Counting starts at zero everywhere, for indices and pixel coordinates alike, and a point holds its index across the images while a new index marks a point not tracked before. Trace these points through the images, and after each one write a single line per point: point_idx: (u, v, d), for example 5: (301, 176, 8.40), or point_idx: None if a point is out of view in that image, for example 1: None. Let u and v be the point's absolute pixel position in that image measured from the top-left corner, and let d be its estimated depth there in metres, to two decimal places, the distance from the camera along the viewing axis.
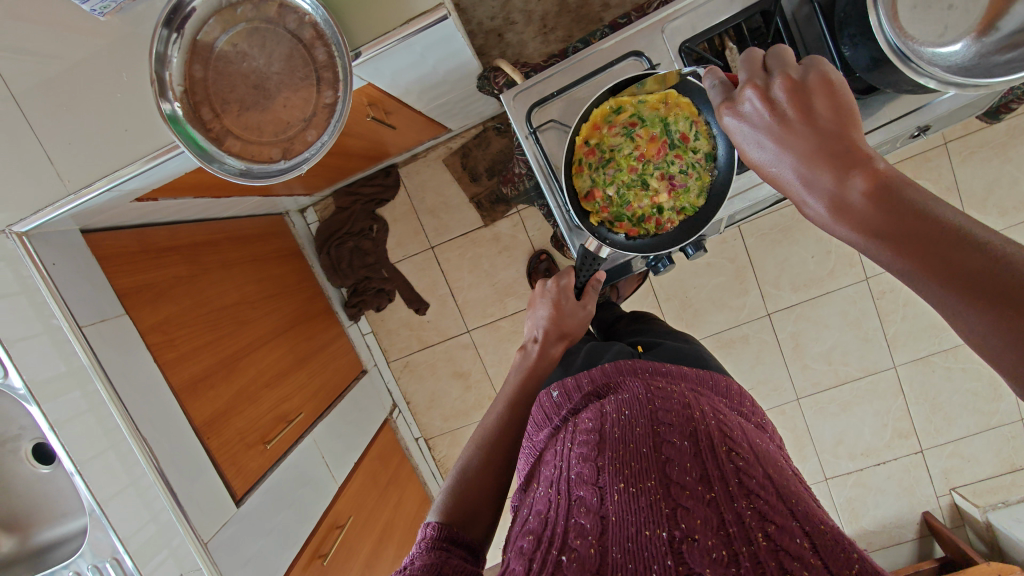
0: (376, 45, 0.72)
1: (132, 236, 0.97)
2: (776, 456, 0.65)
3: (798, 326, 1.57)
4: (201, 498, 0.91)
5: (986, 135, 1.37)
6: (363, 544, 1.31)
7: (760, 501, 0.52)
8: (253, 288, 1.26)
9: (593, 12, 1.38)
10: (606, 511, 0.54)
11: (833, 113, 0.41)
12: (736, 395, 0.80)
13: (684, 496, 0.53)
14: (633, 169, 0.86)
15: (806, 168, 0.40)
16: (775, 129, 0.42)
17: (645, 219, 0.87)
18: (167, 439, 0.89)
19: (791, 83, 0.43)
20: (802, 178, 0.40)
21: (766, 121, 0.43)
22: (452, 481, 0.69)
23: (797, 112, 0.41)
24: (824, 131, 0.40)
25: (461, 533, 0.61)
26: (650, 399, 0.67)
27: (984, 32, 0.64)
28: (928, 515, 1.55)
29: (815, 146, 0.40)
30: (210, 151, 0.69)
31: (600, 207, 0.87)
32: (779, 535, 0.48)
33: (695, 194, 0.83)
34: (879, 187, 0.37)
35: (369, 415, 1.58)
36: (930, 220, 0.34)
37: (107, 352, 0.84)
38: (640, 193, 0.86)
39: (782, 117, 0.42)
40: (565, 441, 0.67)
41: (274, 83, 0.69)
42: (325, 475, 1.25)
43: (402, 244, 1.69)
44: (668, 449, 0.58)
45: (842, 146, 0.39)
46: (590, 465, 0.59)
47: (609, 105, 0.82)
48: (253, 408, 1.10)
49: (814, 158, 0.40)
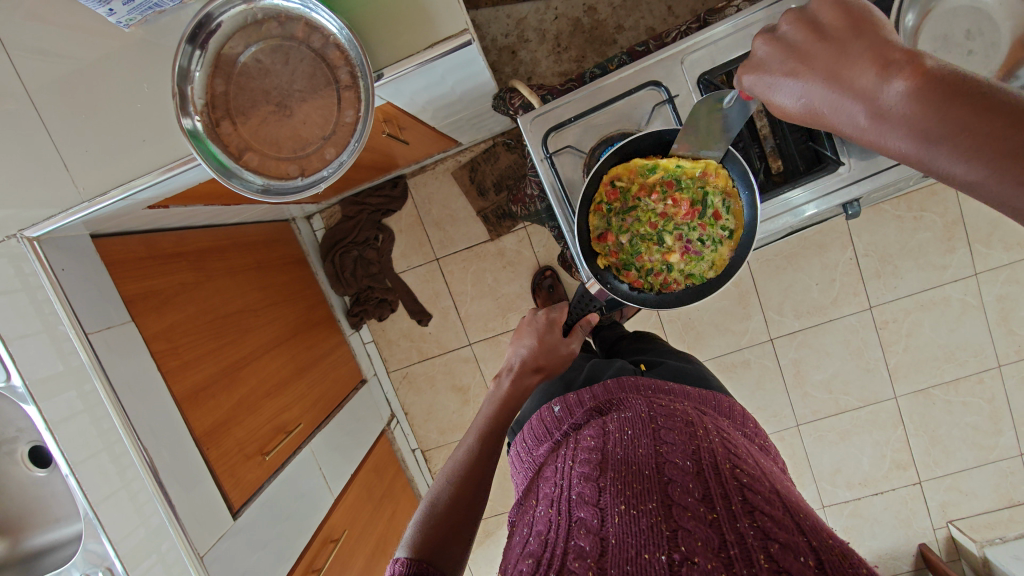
0: (398, 67, 0.73)
1: (141, 241, 0.96)
2: (781, 476, 0.64)
3: (800, 352, 1.57)
4: (197, 508, 0.90)
5: None
6: (356, 558, 1.29)
7: (765, 519, 0.50)
8: (256, 295, 1.25)
9: (607, 34, 1.39)
10: (606, 532, 0.53)
11: (845, 29, 0.47)
12: (739, 415, 0.79)
13: (685, 518, 0.52)
14: (652, 224, 0.84)
15: (839, 84, 0.46)
16: (795, 71, 0.50)
17: (653, 273, 0.86)
18: (165, 447, 0.88)
19: (804, 23, 0.50)
20: (840, 94, 0.46)
21: (788, 62, 0.51)
22: (420, 515, 0.68)
23: (815, 46, 0.49)
24: (844, 49, 0.46)
25: (432, 567, 0.59)
26: (653, 418, 0.67)
27: (1003, 79, 0.65)
28: (924, 547, 1.55)
29: (839, 68, 0.46)
30: (229, 166, 0.69)
31: (609, 250, 0.86)
32: (782, 555, 0.46)
33: (706, 265, 0.84)
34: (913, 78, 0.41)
35: (366, 426, 1.56)
36: (981, 102, 0.37)
37: (110, 358, 0.84)
38: (652, 247, 0.86)
39: (801, 55, 0.50)
40: (566, 458, 0.67)
41: (296, 100, 0.69)
42: (322, 487, 1.24)
43: (406, 255, 1.69)
44: (670, 470, 0.58)
45: (871, 50, 0.44)
46: (591, 486, 0.59)
47: (649, 163, 0.78)
48: (253, 418, 1.09)
49: (840, 80, 0.46)
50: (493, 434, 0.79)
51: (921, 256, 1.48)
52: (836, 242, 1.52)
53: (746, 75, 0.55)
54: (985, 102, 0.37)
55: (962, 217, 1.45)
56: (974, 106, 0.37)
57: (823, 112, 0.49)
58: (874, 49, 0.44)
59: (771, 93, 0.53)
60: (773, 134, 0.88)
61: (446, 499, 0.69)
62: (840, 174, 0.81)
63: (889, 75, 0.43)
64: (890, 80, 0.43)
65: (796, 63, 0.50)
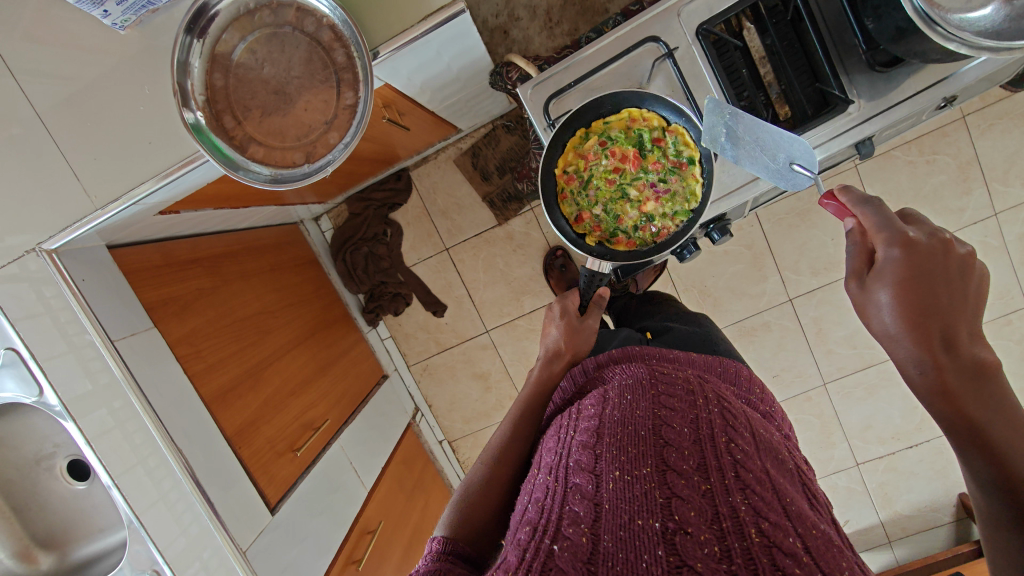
0: (393, 44, 0.72)
1: (156, 250, 0.97)
2: (782, 446, 0.62)
3: (821, 310, 1.55)
4: (237, 508, 0.91)
5: (1005, 106, 1.38)
6: (394, 549, 1.30)
7: (757, 496, 0.50)
8: (271, 297, 1.25)
9: (598, 4, 1.37)
10: (600, 498, 0.52)
11: (961, 289, 0.49)
12: (746, 381, 0.77)
13: (680, 485, 0.51)
14: (612, 182, 0.89)
15: (941, 338, 0.48)
16: (908, 281, 0.49)
17: (639, 228, 0.91)
18: (200, 449, 0.89)
19: (938, 252, 0.49)
20: (941, 344, 0.48)
21: (920, 275, 0.49)
22: (458, 494, 0.69)
23: (945, 285, 0.49)
24: (952, 306, 0.48)
25: (465, 547, 0.62)
26: (655, 384, 0.64)
27: None
28: (964, 497, 1.52)
29: (956, 318, 0.48)
30: (234, 158, 0.69)
31: (592, 227, 0.92)
32: (773, 533, 0.46)
33: (682, 196, 0.87)
34: (977, 375, 0.47)
35: (392, 420, 1.57)
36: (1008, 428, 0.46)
37: (139, 365, 0.85)
38: (626, 205, 0.90)
39: (935, 282, 0.49)
40: (567, 428, 0.64)
41: (295, 87, 0.69)
42: (355, 481, 1.25)
43: (416, 247, 1.69)
44: (667, 434, 0.56)
45: (966, 325, 0.48)
46: (588, 453, 0.56)
47: (580, 133, 0.86)
48: (280, 416, 1.10)
49: (929, 329, 0.48)
50: (527, 419, 0.77)
51: (939, 200, 1.44)
52: None
53: (883, 246, 0.51)
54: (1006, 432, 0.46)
55: (979, 156, 1.41)
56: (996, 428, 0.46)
57: (899, 324, 0.49)
58: (968, 331, 0.48)
59: (877, 269, 0.51)
60: (778, 79, 0.84)
61: (479, 479, 0.70)
62: (850, 114, 0.80)
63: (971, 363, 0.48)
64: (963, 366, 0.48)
65: (925, 272, 0.49)
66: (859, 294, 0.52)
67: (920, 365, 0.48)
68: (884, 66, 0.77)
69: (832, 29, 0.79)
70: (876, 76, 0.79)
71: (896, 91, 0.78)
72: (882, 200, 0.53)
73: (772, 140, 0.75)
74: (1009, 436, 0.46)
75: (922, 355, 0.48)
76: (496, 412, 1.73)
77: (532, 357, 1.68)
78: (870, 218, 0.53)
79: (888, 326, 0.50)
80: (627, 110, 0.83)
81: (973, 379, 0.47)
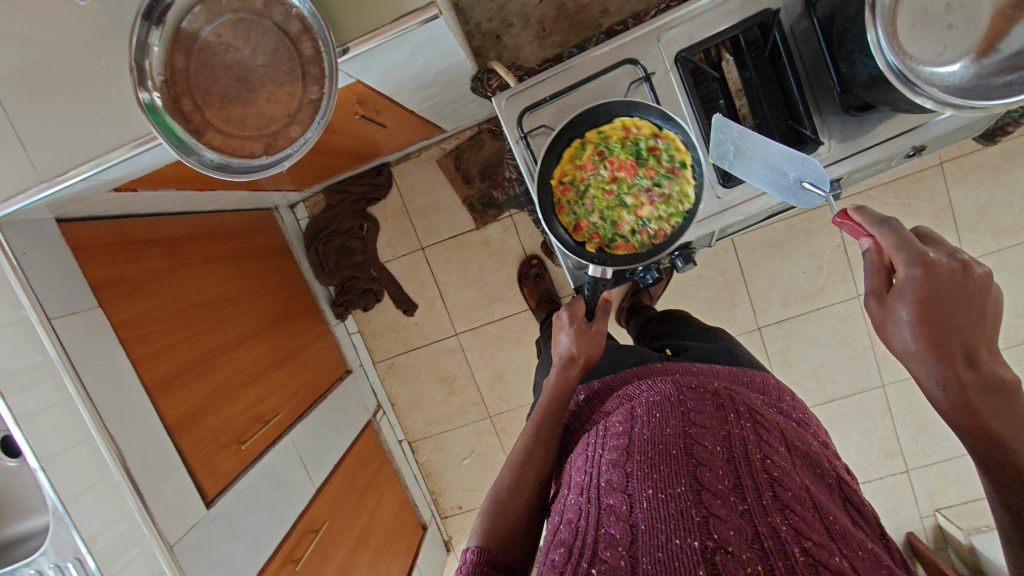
0: (364, 41, 0.70)
1: (110, 227, 0.94)
2: (820, 460, 0.61)
3: (787, 341, 1.57)
4: (170, 501, 0.88)
5: (979, 157, 1.40)
6: (338, 550, 1.25)
7: (796, 515, 0.49)
8: (233, 285, 1.23)
9: (591, 18, 1.36)
10: (636, 518, 0.51)
11: (983, 306, 0.51)
12: (773, 390, 0.76)
13: (717, 504, 0.50)
14: (609, 192, 0.86)
15: (960, 353, 0.50)
16: (927, 300, 0.51)
17: (637, 232, 0.87)
18: (135, 437, 0.86)
19: (960, 273, 0.51)
20: (960, 360, 0.50)
21: (940, 295, 0.51)
22: (488, 502, 0.68)
23: (964, 303, 0.51)
24: (974, 324, 0.50)
25: (501, 559, 0.60)
26: (682, 400, 0.63)
27: (983, 53, 0.65)
28: (911, 535, 1.55)
29: (975, 335, 0.50)
30: (188, 143, 0.67)
31: (590, 235, 0.87)
32: (818, 552, 0.45)
33: (679, 197, 0.84)
34: (1001, 393, 0.49)
35: (350, 418, 1.55)
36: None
37: (76, 345, 0.81)
38: (622, 211, 0.87)
39: (955, 301, 0.51)
40: (594, 445, 0.63)
41: (258, 77, 0.67)
42: (303, 477, 1.22)
43: (391, 244, 1.67)
44: (699, 451, 0.56)
45: (986, 343, 0.50)
46: (619, 472, 0.56)
47: (576, 143, 0.82)
48: (229, 407, 1.07)
49: (949, 347, 0.50)
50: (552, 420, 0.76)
51: None
52: (823, 228, 1.50)
53: (902, 265, 0.54)
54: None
55: (950, 204, 1.44)
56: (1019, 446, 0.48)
57: (920, 340, 0.51)
58: (987, 347, 0.50)
59: (897, 287, 0.53)
60: (753, 112, 0.83)
61: (507, 480, 0.70)
62: (820, 155, 0.81)
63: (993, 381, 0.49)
64: (986, 384, 0.49)
65: (944, 290, 0.51)
66: (879, 314, 0.55)
67: (942, 383, 0.50)
68: (856, 110, 0.77)
69: (809, 69, 0.79)
70: (849, 119, 0.79)
71: (866, 136, 0.79)
72: (898, 222, 0.56)
73: (781, 157, 0.76)
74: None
75: (943, 371, 0.50)
76: (458, 416, 1.73)
77: (499, 364, 1.67)
78: (888, 238, 0.56)
79: (909, 344, 0.52)
80: (622, 116, 0.80)
81: (995, 396, 0.49)
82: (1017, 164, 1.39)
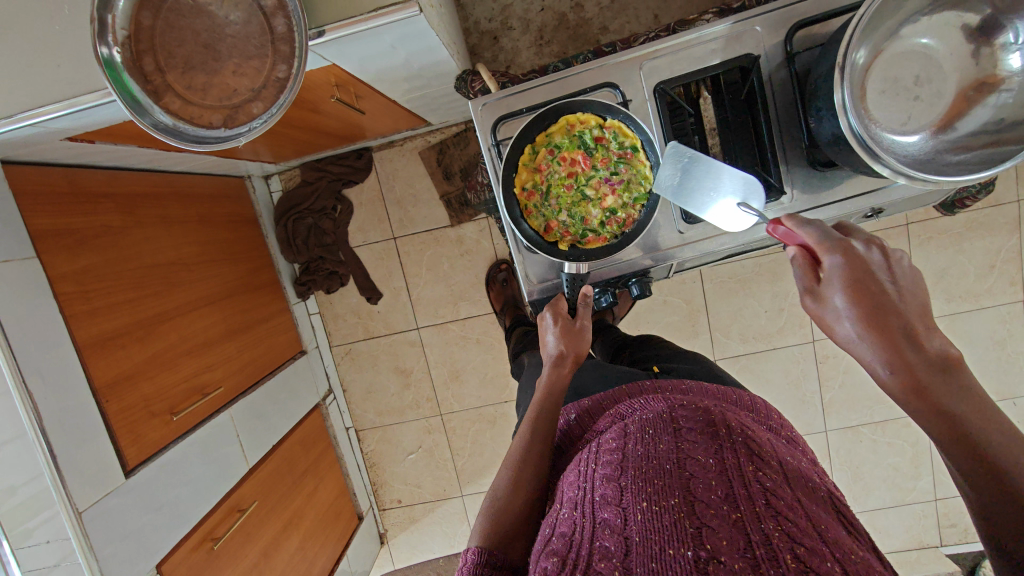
0: (341, 27, 0.69)
1: (62, 175, 0.91)
2: (811, 475, 0.60)
3: (740, 376, 1.60)
4: (85, 465, 0.85)
5: (943, 223, 1.45)
6: (264, 531, 1.23)
7: (789, 523, 0.48)
8: (192, 250, 1.19)
9: (590, 33, 1.37)
10: (629, 531, 0.50)
11: (910, 289, 0.53)
12: (762, 409, 0.75)
13: (709, 515, 0.49)
14: (570, 189, 0.85)
15: (895, 331, 0.51)
16: (855, 285, 0.53)
17: (605, 222, 0.85)
18: (57, 397, 0.83)
19: (884, 260, 0.54)
20: (897, 339, 0.51)
21: (868, 281, 0.53)
22: (485, 508, 0.66)
23: (891, 286, 0.53)
24: (901, 304, 0.52)
25: (502, 561, 0.58)
26: (675, 416, 0.63)
27: (942, 129, 0.67)
28: None
29: (904, 315, 0.51)
30: (143, 103, 0.64)
31: (562, 234, 0.86)
32: (811, 558, 0.44)
33: (638, 181, 0.83)
34: (943, 371, 0.49)
35: (298, 399, 1.52)
36: (982, 419, 0.47)
37: (4, 295, 0.78)
38: (587, 206, 0.85)
39: (884, 286, 0.53)
40: (586, 461, 0.63)
41: (226, 47, 0.66)
42: (236, 455, 1.20)
43: (363, 229, 1.65)
44: (692, 466, 0.55)
45: (919, 322, 0.51)
46: (614, 486, 0.55)
47: (528, 147, 0.82)
48: (166, 375, 1.04)
49: (887, 329, 0.51)
50: (544, 423, 0.75)
51: None
52: (789, 271, 1.53)
53: (828, 256, 0.56)
54: (979, 424, 0.47)
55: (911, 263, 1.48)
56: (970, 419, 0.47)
57: (858, 325, 0.52)
58: (924, 324, 0.51)
59: (826, 278, 0.55)
60: (725, 153, 0.83)
61: (505, 484, 0.68)
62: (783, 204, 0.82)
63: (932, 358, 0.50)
64: (930, 363, 0.49)
65: (870, 276, 0.53)
66: (816, 308, 0.56)
67: (889, 367, 0.50)
68: (821, 165, 0.78)
69: (781, 119, 0.80)
70: (813, 172, 0.81)
71: (829, 191, 0.81)
72: (823, 222, 0.59)
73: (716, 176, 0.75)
74: (978, 423, 0.47)
75: (888, 354, 0.50)
76: (410, 410, 1.72)
77: (457, 363, 1.67)
78: (815, 235, 0.58)
79: (848, 333, 0.53)
80: (565, 114, 0.80)
81: (941, 374, 0.49)
82: (977, 235, 1.44)
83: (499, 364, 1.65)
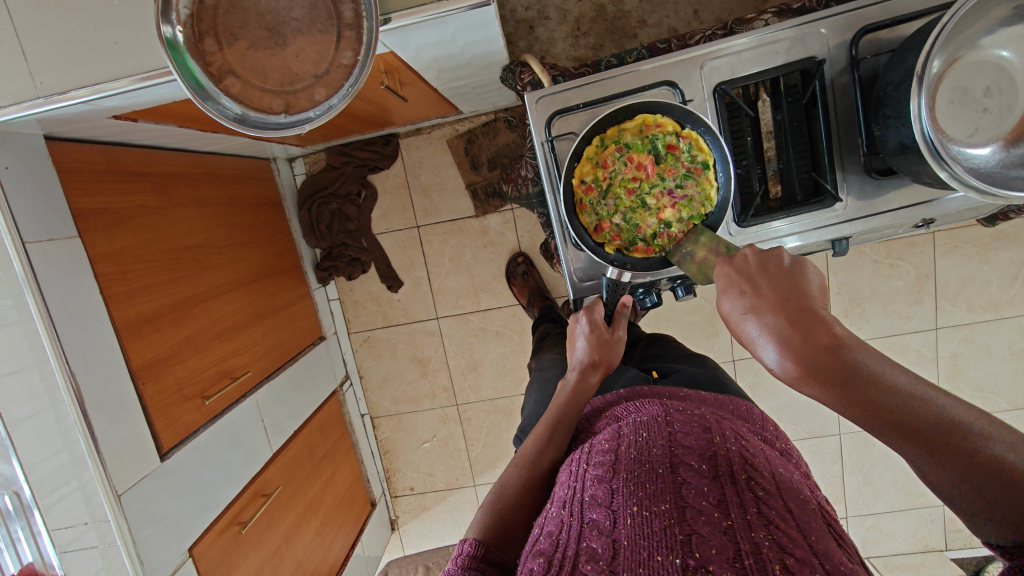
0: (407, 16, 0.68)
1: (102, 152, 0.90)
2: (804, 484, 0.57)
3: (758, 377, 1.60)
4: (122, 447, 0.85)
5: (972, 233, 1.44)
6: (286, 516, 1.23)
7: (781, 533, 0.46)
8: (222, 231, 1.18)
9: (628, 26, 1.35)
10: (618, 535, 0.48)
11: (782, 280, 0.53)
12: (759, 420, 0.73)
13: (699, 522, 0.48)
14: (631, 192, 0.83)
15: (772, 322, 0.51)
16: (733, 287, 0.55)
17: (657, 235, 0.83)
18: (98, 378, 0.82)
19: (756, 261, 0.56)
20: (774, 330, 0.50)
21: (741, 282, 0.55)
22: (490, 499, 0.64)
23: (761, 282, 0.54)
24: (788, 291, 0.52)
25: (498, 557, 0.57)
26: (669, 421, 0.61)
27: (1012, 142, 0.66)
28: None
29: (779, 302, 0.52)
30: (206, 88, 0.63)
31: (611, 237, 0.85)
32: (800, 569, 0.42)
33: (700, 200, 0.80)
34: (829, 350, 0.47)
35: (318, 384, 1.52)
36: (880, 390, 0.45)
37: (49, 274, 0.77)
38: (644, 214, 0.83)
39: (755, 284, 0.54)
40: (578, 462, 0.61)
41: (290, 30, 0.64)
42: (261, 439, 1.20)
43: (388, 217, 1.63)
44: (685, 471, 0.53)
45: (796, 308, 0.51)
46: (604, 488, 0.53)
47: (597, 140, 0.81)
48: (198, 359, 1.03)
49: (768, 322, 0.51)
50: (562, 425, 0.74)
51: (889, 303, 1.50)
52: None
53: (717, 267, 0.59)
54: (877, 394, 0.45)
55: (936, 272, 1.48)
56: (865, 392, 0.45)
57: (746, 328, 0.53)
58: (797, 308, 0.51)
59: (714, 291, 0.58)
60: (778, 157, 0.84)
61: (513, 482, 0.66)
62: (835, 211, 0.81)
63: (813, 340, 0.48)
64: (814, 348, 0.48)
65: (742, 276, 0.56)
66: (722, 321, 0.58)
67: (774, 352, 0.50)
68: (878, 173, 0.78)
69: (841, 125, 0.79)
70: (868, 180, 0.80)
71: (882, 200, 0.80)
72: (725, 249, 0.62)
73: None
74: (885, 394, 0.44)
75: (778, 343, 0.49)
76: (427, 399, 1.71)
77: (475, 354, 1.67)
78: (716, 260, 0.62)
79: (749, 333, 0.53)
80: (643, 115, 0.79)
81: (830, 355, 0.47)
82: (1005, 246, 1.44)
83: (517, 357, 1.65)
